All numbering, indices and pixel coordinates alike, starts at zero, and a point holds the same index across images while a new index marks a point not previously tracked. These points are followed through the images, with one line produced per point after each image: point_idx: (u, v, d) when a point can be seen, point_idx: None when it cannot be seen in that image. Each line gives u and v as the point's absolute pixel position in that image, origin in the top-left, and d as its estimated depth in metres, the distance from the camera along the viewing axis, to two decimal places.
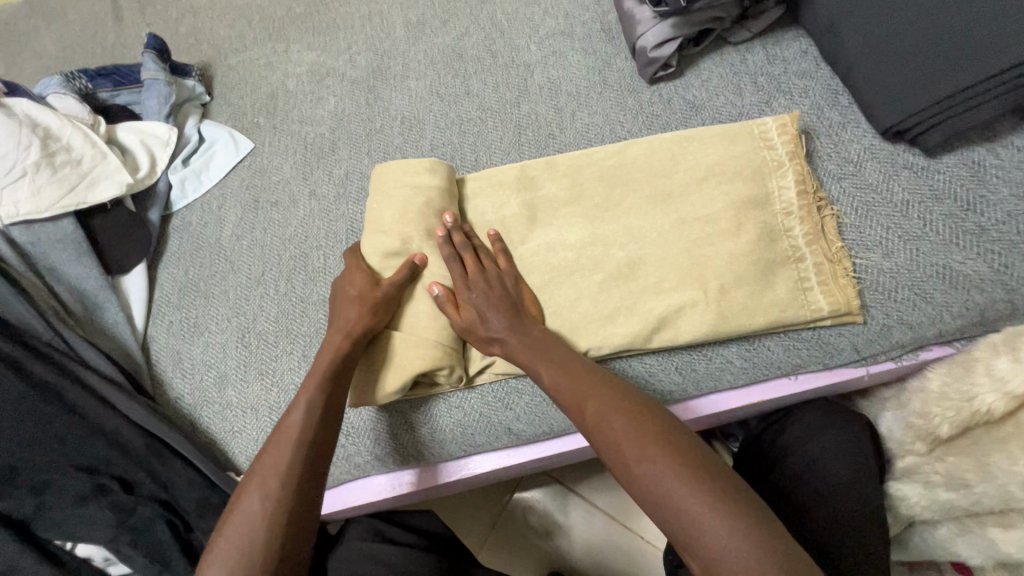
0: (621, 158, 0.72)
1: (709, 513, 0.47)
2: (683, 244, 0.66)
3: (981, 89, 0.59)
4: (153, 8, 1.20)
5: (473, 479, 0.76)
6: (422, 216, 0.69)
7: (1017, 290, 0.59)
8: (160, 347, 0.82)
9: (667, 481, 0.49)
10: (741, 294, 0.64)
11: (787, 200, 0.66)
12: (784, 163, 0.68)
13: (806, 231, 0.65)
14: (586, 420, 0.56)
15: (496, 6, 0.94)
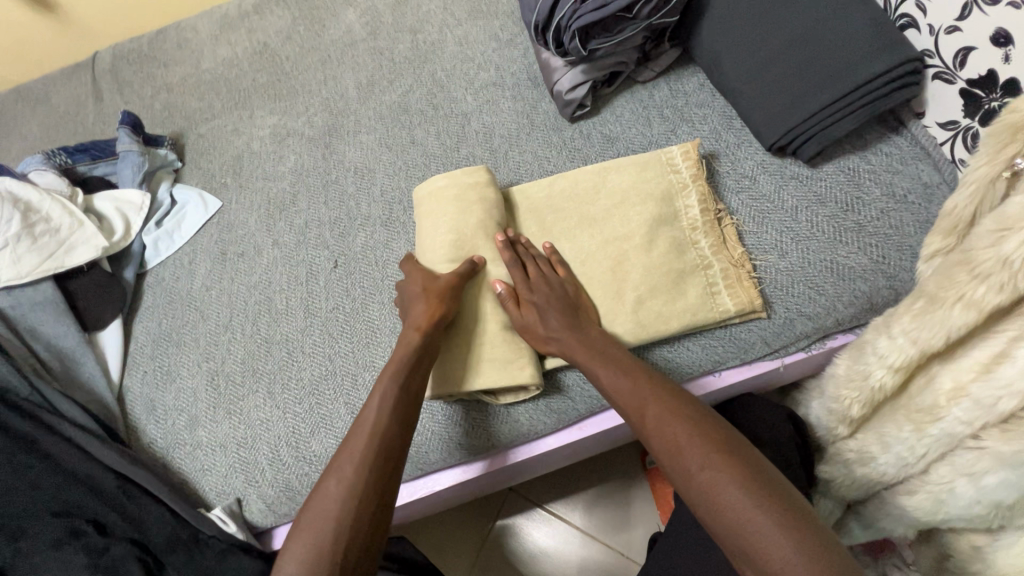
0: (555, 189, 0.79)
1: (761, 522, 0.49)
2: (608, 265, 0.73)
3: (840, 105, 0.69)
4: (130, 87, 1.31)
5: (478, 483, 0.81)
6: (485, 229, 0.75)
7: (895, 276, 0.67)
8: (135, 396, 0.88)
9: (725, 488, 0.51)
10: (658, 304, 0.70)
11: (692, 218, 0.74)
12: (682, 184, 0.75)
13: (710, 243, 0.73)
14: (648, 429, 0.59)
15: (436, 64, 1.05)
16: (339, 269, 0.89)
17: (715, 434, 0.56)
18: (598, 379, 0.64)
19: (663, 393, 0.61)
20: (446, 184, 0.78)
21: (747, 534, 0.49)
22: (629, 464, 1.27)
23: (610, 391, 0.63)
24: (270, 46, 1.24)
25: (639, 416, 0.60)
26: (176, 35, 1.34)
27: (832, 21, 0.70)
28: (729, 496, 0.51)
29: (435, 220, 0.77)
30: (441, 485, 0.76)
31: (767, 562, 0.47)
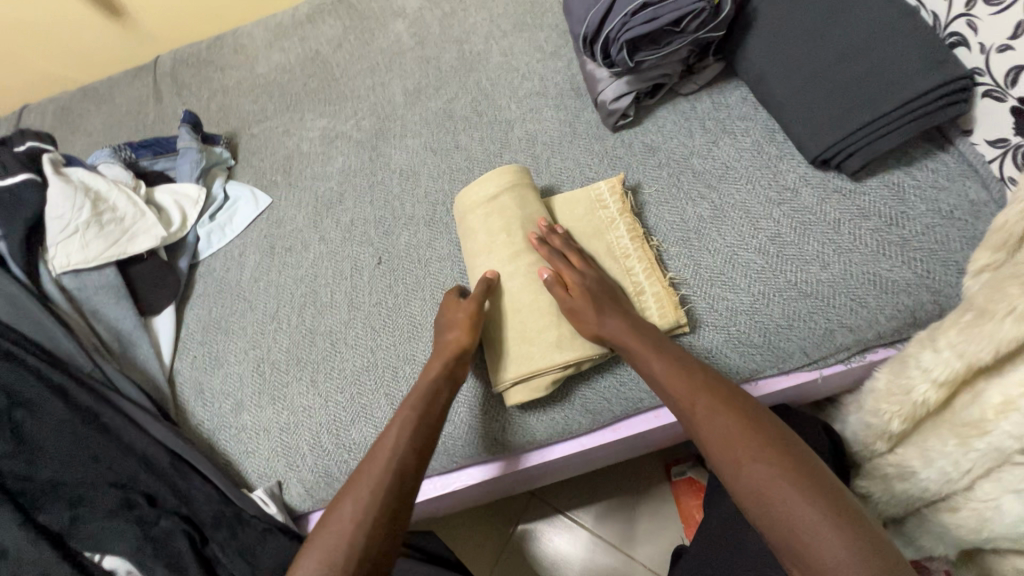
0: (578, 204, 0.82)
1: (826, 532, 0.48)
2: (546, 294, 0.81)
3: (889, 119, 0.69)
4: (188, 90, 1.39)
5: (469, 492, 0.85)
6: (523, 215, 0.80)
7: (940, 291, 0.67)
8: (184, 379, 0.92)
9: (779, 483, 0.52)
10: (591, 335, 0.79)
11: (624, 247, 0.78)
12: (611, 218, 0.80)
13: (643, 268, 0.76)
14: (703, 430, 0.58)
15: (481, 73, 1.09)
16: (382, 266, 0.92)
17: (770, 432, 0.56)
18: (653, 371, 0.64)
19: (717, 388, 0.61)
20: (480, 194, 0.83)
21: (809, 541, 0.48)
22: (654, 475, 1.26)
23: (660, 386, 0.64)
24: (321, 53, 1.30)
25: (689, 407, 0.60)
26: (233, 42, 1.42)
27: (882, 37, 0.71)
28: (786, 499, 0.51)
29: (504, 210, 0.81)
30: (432, 492, 0.80)
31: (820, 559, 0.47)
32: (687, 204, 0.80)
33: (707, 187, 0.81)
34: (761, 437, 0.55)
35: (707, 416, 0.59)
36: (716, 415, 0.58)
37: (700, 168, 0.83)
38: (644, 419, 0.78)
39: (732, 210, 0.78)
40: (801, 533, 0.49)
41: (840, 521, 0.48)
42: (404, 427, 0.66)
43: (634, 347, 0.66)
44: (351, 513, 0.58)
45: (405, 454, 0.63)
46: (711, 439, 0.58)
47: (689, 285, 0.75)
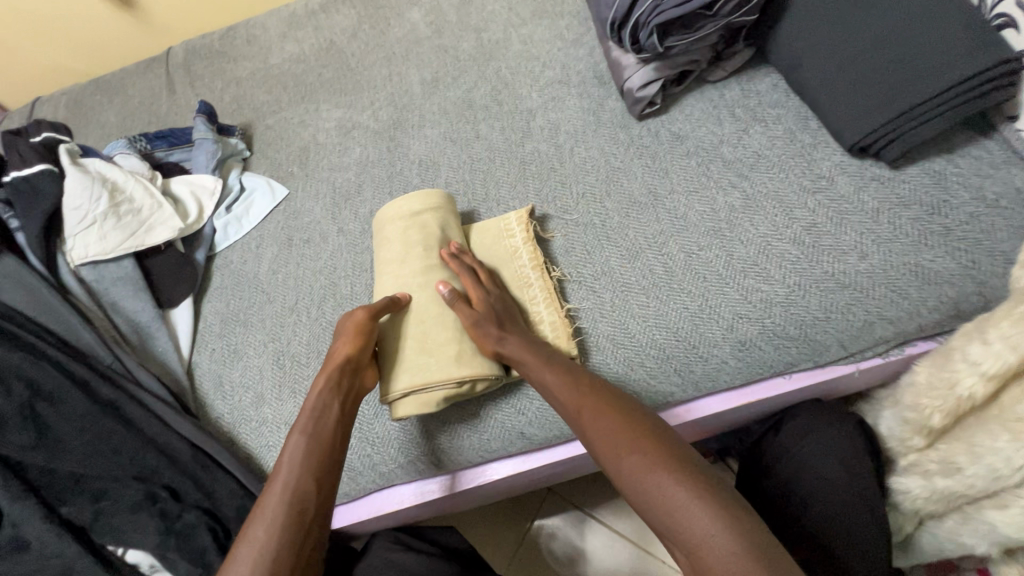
0: (500, 232, 0.82)
1: (692, 509, 0.49)
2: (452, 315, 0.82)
3: (933, 103, 0.67)
4: (201, 81, 1.37)
5: (494, 489, 0.82)
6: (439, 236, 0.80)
7: (985, 282, 0.65)
8: (203, 372, 0.91)
9: (651, 478, 0.52)
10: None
11: (525, 275, 0.79)
12: (513, 249, 0.81)
13: (544, 297, 0.77)
14: (585, 432, 0.59)
15: (500, 62, 1.07)
16: None
17: (640, 424, 0.57)
18: (543, 381, 0.64)
19: (595, 389, 0.61)
20: (398, 213, 0.82)
21: (679, 521, 0.49)
22: None
23: (543, 393, 0.64)
24: (336, 43, 1.29)
25: (574, 413, 0.60)
26: (246, 32, 1.40)
27: (925, 19, 0.68)
28: (657, 486, 0.51)
29: (424, 231, 0.80)
30: (456, 488, 0.77)
31: (696, 545, 0.48)
32: (717, 194, 0.78)
33: (738, 176, 0.79)
34: (627, 427, 0.56)
35: (581, 417, 0.59)
36: (590, 414, 0.59)
37: (730, 157, 0.81)
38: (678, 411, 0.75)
39: (765, 200, 0.76)
40: (671, 514, 0.50)
41: (709, 502, 0.49)
42: (294, 455, 0.64)
43: (528, 361, 0.67)
44: (263, 531, 0.58)
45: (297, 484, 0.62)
46: (591, 442, 0.58)
47: (583, 309, 0.76)
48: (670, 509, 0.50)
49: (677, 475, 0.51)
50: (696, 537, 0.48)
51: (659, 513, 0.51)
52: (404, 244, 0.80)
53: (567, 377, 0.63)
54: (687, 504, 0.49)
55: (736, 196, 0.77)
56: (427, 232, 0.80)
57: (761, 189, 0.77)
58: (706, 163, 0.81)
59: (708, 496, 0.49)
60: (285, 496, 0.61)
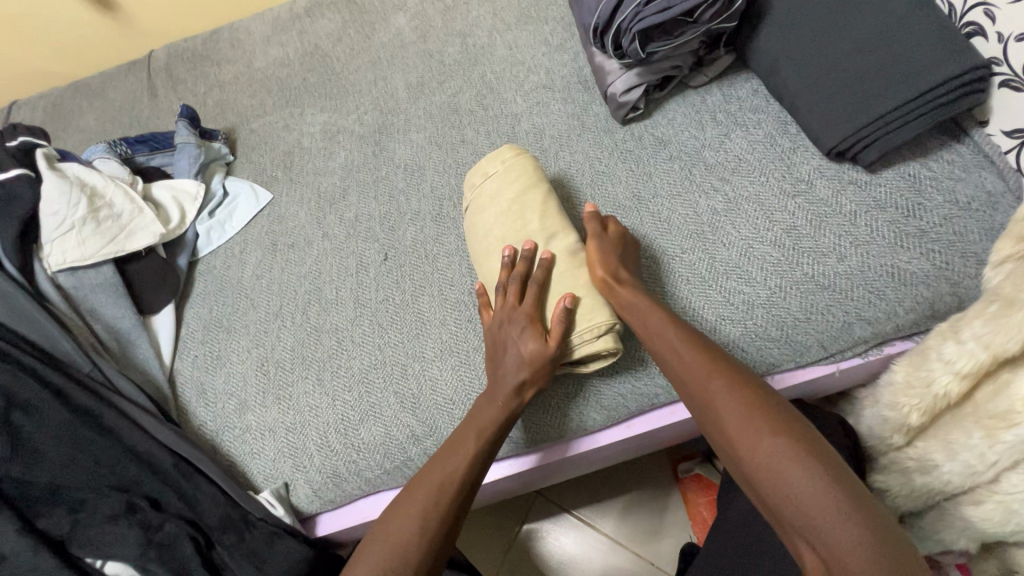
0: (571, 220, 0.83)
1: (839, 510, 0.48)
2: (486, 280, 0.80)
3: (907, 109, 0.68)
4: (184, 85, 1.36)
5: (477, 492, 0.83)
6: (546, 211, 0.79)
7: (959, 282, 0.66)
8: (186, 380, 0.90)
9: (793, 468, 0.51)
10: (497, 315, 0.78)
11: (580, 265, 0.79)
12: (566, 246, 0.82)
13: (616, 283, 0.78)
14: (715, 403, 0.57)
15: (486, 67, 1.08)
16: (388, 262, 0.90)
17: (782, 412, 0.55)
18: (666, 349, 0.63)
19: (731, 367, 0.60)
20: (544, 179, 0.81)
21: (818, 516, 0.48)
22: (660, 472, 1.26)
23: (668, 356, 0.63)
24: (321, 47, 1.28)
25: (702, 384, 0.59)
26: (229, 36, 1.39)
27: (899, 27, 0.70)
28: (799, 476, 0.50)
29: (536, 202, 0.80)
30: None
31: (832, 541, 0.47)
32: (700, 197, 0.79)
33: (720, 180, 0.80)
34: (769, 413, 0.55)
35: (717, 390, 0.58)
36: (724, 390, 0.57)
37: (712, 160, 0.82)
38: (658, 415, 0.77)
39: (745, 203, 0.77)
40: (803, 500, 0.49)
41: (853, 506, 0.48)
42: (470, 450, 0.64)
43: (654, 326, 0.65)
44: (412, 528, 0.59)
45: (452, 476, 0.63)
46: (719, 416, 0.57)
47: (653, 252, 0.77)
48: (812, 501, 0.49)
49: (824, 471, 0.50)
50: (836, 534, 0.47)
51: (794, 501, 0.50)
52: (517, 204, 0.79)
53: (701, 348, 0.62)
54: (829, 501, 0.48)
55: (717, 200, 0.78)
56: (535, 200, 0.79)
57: (743, 192, 0.78)
58: (690, 167, 0.82)
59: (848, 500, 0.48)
60: (445, 489, 0.62)
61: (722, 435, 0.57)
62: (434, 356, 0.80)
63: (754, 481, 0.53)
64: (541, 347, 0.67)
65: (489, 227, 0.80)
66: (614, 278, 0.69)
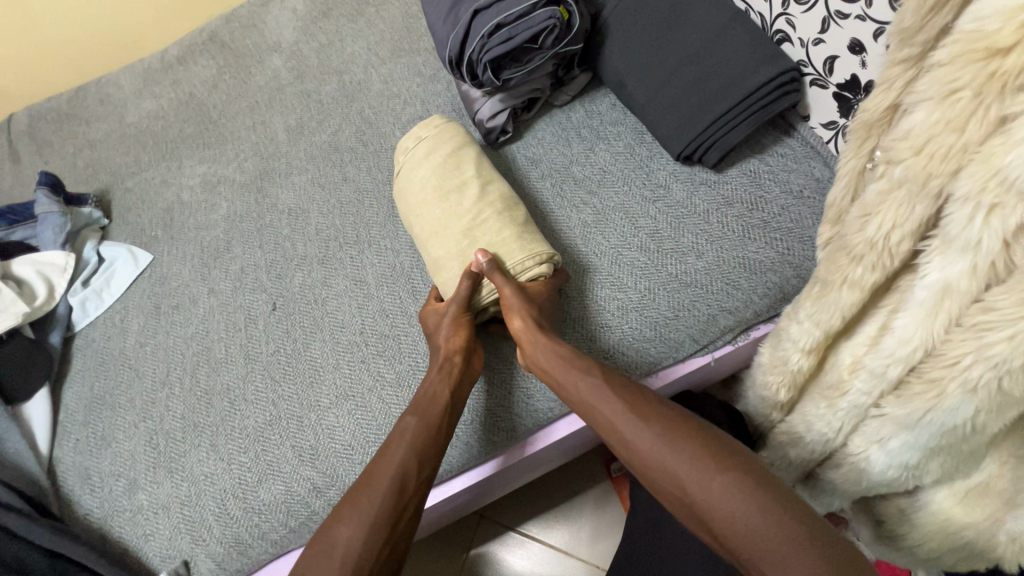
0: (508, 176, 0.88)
1: (783, 535, 0.51)
2: (426, 224, 0.80)
3: (735, 112, 0.74)
4: (50, 147, 1.27)
5: None
6: (477, 161, 0.82)
7: (801, 265, 0.73)
8: (67, 467, 0.83)
9: (737, 501, 0.54)
10: (442, 251, 0.78)
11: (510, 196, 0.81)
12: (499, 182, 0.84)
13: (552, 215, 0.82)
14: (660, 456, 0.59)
15: (363, 103, 1.08)
16: (278, 312, 0.88)
17: (720, 447, 0.58)
18: (597, 399, 0.64)
19: (664, 412, 0.62)
20: (470, 138, 0.85)
21: (765, 545, 0.51)
22: (596, 474, 1.28)
23: (600, 406, 0.64)
24: (196, 95, 1.24)
25: (639, 432, 0.61)
26: (98, 91, 1.32)
27: (718, 40, 0.77)
28: (745, 508, 0.53)
29: (467, 154, 0.83)
30: None
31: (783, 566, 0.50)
32: (572, 211, 0.83)
33: (589, 193, 0.84)
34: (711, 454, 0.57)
35: (659, 443, 0.59)
36: (663, 440, 0.59)
37: (580, 175, 0.85)
38: (560, 426, 0.78)
39: (611, 213, 0.81)
40: (750, 532, 0.52)
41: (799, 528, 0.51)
42: (405, 444, 0.66)
43: (580, 373, 0.66)
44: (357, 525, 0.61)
45: (399, 466, 0.65)
46: (660, 459, 0.59)
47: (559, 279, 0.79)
48: (759, 532, 0.52)
49: (767, 502, 0.53)
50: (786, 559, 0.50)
51: (743, 532, 0.53)
52: (449, 157, 0.82)
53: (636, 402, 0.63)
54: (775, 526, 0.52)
55: (586, 213, 0.82)
56: (467, 151, 0.83)
57: (609, 203, 0.82)
58: (561, 183, 0.86)
59: (794, 523, 0.52)
60: (392, 484, 0.64)
61: (665, 479, 0.58)
62: (329, 403, 0.78)
63: (705, 517, 0.56)
64: (454, 326, 0.73)
65: (426, 178, 0.82)
66: (529, 333, 0.69)
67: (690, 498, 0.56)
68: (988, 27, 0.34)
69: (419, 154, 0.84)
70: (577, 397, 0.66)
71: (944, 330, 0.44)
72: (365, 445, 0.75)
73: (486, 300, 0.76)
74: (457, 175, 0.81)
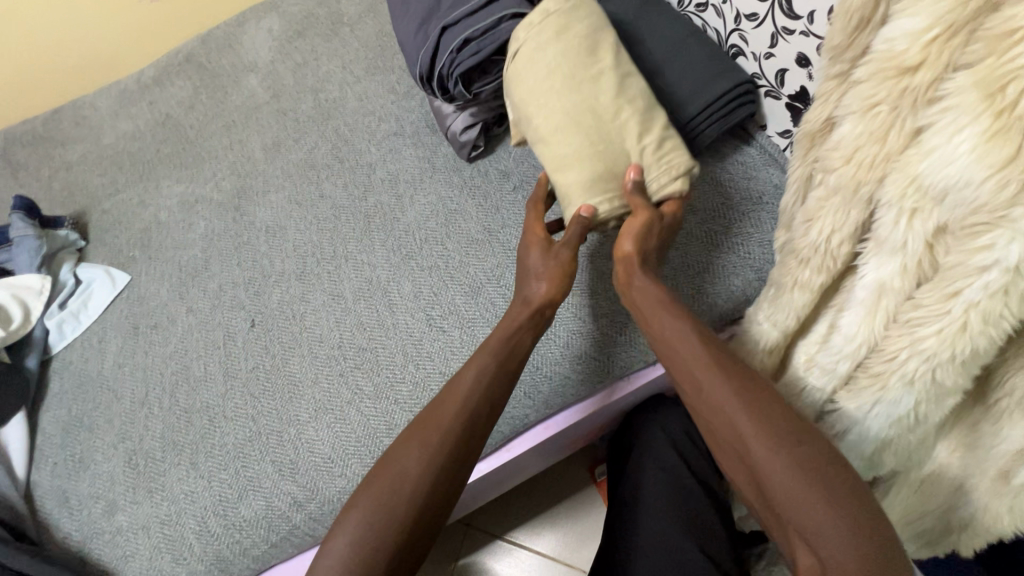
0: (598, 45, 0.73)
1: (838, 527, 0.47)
2: (551, 120, 0.72)
3: (694, 123, 0.77)
4: (26, 171, 1.27)
5: None
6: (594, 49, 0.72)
7: (762, 268, 0.76)
8: (45, 491, 0.83)
9: (799, 480, 0.49)
10: (569, 152, 0.71)
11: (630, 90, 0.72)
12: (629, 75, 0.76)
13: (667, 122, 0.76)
14: (730, 417, 0.54)
15: (339, 120, 1.10)
16: (256, 329, 0.89)
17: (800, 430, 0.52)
18: (676, 341, 0.60)
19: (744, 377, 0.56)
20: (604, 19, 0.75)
21: (815, 528, 0.47)
22: (580, 480, 1.29)
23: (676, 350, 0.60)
24: (172, 116, 1.25)
25: (711, 387, 0.56)
26: (74, 114, 1.33)
27: (675, 55, 0.80)
28: (804, 491, 0.48)
29: (588, 40, 0.73)
30: None
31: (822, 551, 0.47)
32: None
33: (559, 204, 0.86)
34: (781, 432, 0.51)
35: (732, 405, 0.54)
36: (737, 399, 0.54)
37: None
38: (536, 432, 0.81)
39: None
40: (806, 510, 0.48)
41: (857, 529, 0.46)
42: (483, 370, 0.64)
43: (662, 313, 0.61)
44: (419, 457, 0.59)
45: (456, 400, 0.62)
46: (729, 417, 0.54)
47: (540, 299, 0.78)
48: (812, 516, 0.48)
49: (834, 495, 0.48)
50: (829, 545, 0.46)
51: (795, 507, 0.49)
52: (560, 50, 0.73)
53: (715, 361, 0.57)
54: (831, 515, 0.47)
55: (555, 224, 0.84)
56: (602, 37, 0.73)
57: None
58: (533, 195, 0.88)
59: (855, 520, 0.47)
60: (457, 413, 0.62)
61: (727, 434, 0.54)
62: (308, 418, 0.79)
63: (759, 482, 0.52)
64: (561, 271, 0.69)
65: (550, 64, 0.72)
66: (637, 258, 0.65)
67: (747, 457, 0.52)
68: (896, 49, 0.38)
69: (545, 34, 0.74)
70: (659, 336, 0.62)
71: (883, 326, 0.47)
72: (343, 459, 0.75)
73: (607, 217, 0.69)
74: (576, 67, 0.72)
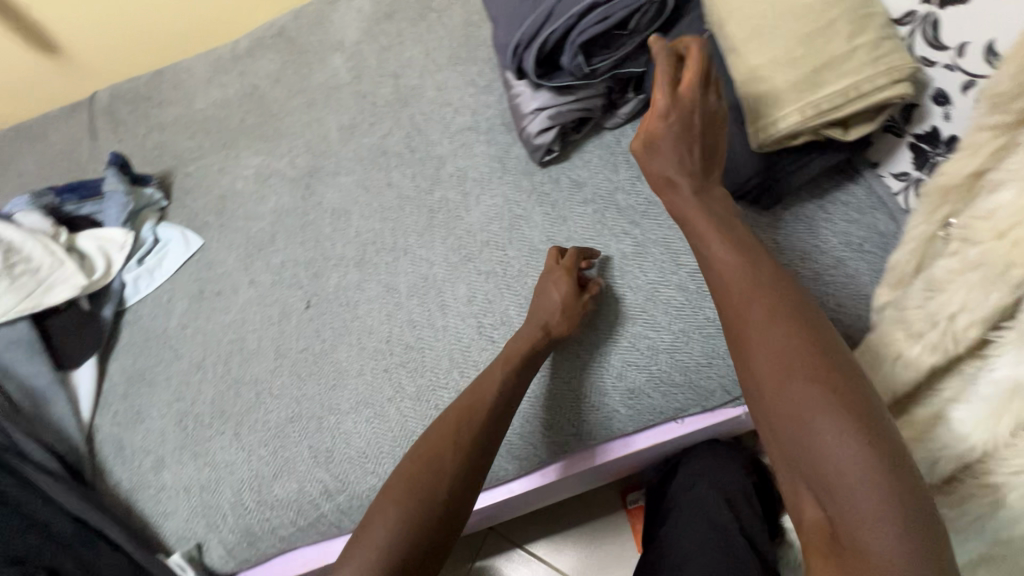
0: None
1: (871, 495, 0.44)
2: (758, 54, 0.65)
3: (799, 156, 0.69)
4: (124, 127, 1.35)
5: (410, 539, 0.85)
6: None
7: (852, 324, 0.68)
8: (104, 435, 0.89)
9: (835, 437, 0.46)
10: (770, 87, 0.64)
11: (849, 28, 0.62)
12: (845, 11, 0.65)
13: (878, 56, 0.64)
14: (754, 346, 0.53)
15: (415, 108, 1.08)
16: (310, 310, 0.90)
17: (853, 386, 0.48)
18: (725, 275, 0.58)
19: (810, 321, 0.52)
20: None
21: (841, 486, 0.45)
22: (610, 504, 1.25)
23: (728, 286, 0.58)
24: (260, 88, 1.29)
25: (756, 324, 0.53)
26: (172, 76, 1.39)
27: None
28: (834, 442, 0.46)
29: None
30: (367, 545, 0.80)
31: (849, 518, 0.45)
32: (611, 241, 0.80)
33: (632, 223, 0.81)
34: (838, 385, 0.48)
35: (777, 344, 0.51)
36: (789, 342, 0.51)
37: (624, 204, 0.83)
38: (576, 461, 0.77)
39: (649, 248, 0.78)
40: (836, 464, 0.45)
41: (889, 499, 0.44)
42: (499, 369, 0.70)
43: (725, 246, 0.60)
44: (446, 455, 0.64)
45: (468, 409, 0.67)
46: (763, 356, 0.52)
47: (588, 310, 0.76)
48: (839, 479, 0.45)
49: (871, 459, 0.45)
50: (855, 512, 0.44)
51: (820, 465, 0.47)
52: None
53: (778, 305, 0.53)
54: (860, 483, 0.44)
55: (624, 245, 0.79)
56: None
57: (652, 238, 0.78)
58: (604, 210, 0.83)
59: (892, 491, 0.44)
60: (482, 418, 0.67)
61: (760, 373, 0.52)
62: (348, 409, 0.79)
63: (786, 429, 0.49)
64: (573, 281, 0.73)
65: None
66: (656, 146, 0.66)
67: (776, 402, 0.50)
68: None
69: None
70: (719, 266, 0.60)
71: (1008, 433, 0.45)
72: (378, 456, 0.75)
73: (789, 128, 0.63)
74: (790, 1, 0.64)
